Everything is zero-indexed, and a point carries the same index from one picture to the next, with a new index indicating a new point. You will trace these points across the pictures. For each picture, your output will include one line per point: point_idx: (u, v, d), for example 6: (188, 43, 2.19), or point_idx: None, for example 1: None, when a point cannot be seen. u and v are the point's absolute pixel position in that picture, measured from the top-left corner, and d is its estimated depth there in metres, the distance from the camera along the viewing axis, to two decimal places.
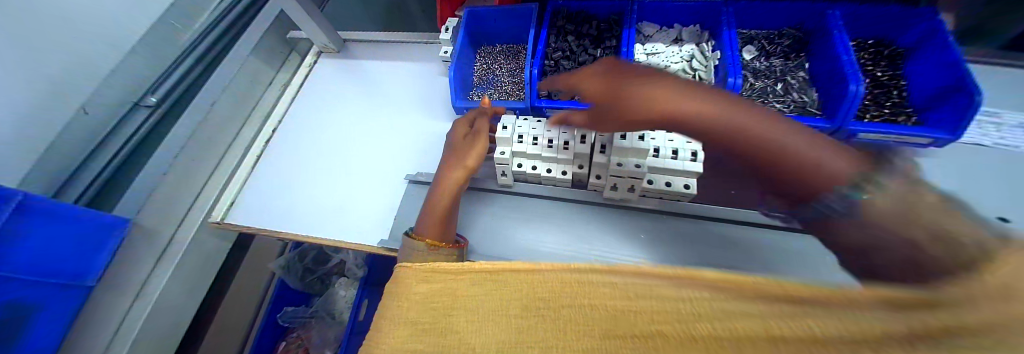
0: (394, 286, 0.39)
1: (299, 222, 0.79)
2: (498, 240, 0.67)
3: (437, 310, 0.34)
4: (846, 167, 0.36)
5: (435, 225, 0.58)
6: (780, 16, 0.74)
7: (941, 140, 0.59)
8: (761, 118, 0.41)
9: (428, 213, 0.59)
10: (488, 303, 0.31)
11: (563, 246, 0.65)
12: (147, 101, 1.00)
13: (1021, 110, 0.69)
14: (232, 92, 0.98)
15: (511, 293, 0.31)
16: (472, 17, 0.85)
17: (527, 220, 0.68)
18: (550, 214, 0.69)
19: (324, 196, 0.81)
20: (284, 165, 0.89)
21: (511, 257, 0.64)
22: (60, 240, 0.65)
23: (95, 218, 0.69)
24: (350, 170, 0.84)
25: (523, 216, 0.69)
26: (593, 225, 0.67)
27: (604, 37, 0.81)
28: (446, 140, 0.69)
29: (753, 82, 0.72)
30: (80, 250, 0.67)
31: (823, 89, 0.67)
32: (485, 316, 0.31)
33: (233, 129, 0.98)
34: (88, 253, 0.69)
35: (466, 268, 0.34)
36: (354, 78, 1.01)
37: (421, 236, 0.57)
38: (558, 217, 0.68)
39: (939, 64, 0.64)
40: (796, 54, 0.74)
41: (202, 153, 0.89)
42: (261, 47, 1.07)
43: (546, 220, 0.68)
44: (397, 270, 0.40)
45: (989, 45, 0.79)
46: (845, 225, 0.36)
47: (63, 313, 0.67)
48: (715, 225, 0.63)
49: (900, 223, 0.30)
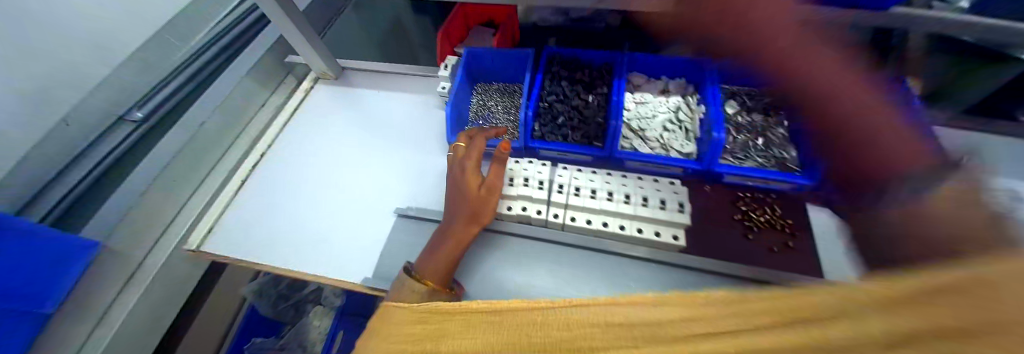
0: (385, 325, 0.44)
1: (278, 253, 0.76)
2: (486, 284, 0.63)
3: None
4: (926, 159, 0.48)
5: (439, 272, 0.57)
6: (759, 75, 0.78)
7: None
8: (894, 122, 0.54)
9: (437, 262, 0.57)
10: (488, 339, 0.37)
11: (551, 292, 0.61)
12: (133, 116, 1.03)
13: None
14: (221, 115, 1.00)
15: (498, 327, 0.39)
16: (470, 55, 0.88)
17: (515, 262, 0.65)
18: (540, 256, 0.65)
19: (308, 227, 0.79)
20: (269, 192, 0.88)
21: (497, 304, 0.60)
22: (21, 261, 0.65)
23: (71, 240, 0.71)
24: (337, 200, 0.82)
25: (511, 257, 0.66)
26: (581, 270, 0.63)
27: (596, 84, 0.83)
28: (454, 185, 0.64)
29: (735, 135, 0.75)
30: (43, 271, 0.67)
31: (801, 146, 0.69)
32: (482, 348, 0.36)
33: (220, 150, 1.00)
34: (54, 273, 0.69)
35: (461, 308, 0.41)
36: (350, 106, 1.02)
37: (415, 281, 0.55)
38: (548, 259, 0.65)
39: None
40: (774, 111, 0.77)
41: (182, 180, 0.91)
42: (257, 72, 1.09)
43: (536, 263, 0.65)
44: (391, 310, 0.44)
45: (950, 108, 0.84)
46: (937, 213, 0.40)
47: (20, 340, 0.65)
48: (711, 278, 0.59)
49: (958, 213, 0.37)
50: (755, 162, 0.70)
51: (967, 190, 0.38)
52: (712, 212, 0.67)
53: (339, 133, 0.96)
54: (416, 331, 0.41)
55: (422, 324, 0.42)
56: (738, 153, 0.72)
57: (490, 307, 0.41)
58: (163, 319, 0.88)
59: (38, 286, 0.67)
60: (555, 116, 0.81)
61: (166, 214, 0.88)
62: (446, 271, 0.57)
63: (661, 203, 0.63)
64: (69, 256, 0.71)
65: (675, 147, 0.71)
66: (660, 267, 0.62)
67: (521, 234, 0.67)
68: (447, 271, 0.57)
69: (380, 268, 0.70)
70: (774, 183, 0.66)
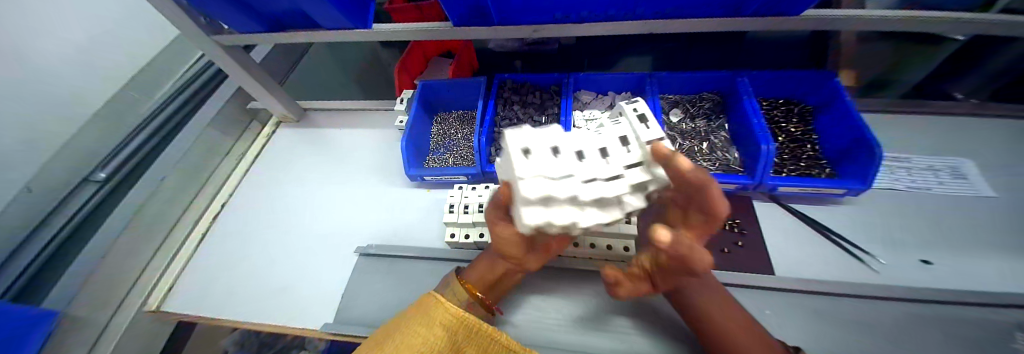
0: (417, 309, 0.48)
1: (241, 306, 0.74)
2: (536, 330, 0.61)
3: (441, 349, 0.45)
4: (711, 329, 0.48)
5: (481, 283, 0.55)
6: (700, 83, 0.81)
7: (854, 189, 0.64)
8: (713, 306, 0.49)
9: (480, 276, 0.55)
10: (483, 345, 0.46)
11: (601, 323, 0.60)
12: (96, 176, 1.00)
13: (901, 151, 0.83)
14: (187, 163, 0.98)
15: (479, 336, 0.46)
16: (425, 88, 0.91)
17: (542, 298, 0.65)
18: (563, 286, 0.66)
19: (272, 274, 0.77)
20: (237, 240, 0.87)
21: (553, 346, 0.58)
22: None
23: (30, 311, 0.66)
24: (300, 244, 0.82)
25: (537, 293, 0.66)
26: (549, 291, 0.66)
27: (547, 105, 0.86)
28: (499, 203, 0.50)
29: (681, 142, 0.77)
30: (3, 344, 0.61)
31: (742, 148, 0.72)
32: (480, 342, 0.46)
33: (181, 204, 0.97)
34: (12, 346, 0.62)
35: (461, 314, 0.46)
36: (318, 145, 1.05)
37: (442, 307, 0.46)
38: (572, 287, 0.66)
39: (842, 121, 0.71)
40: (717, 116, 0.80)
41: (148, 235, 0.88)
42: (217, 122, 1.08)
43: (563, 293, 0.65)
44: (423, 297, 0.49)
45: (866, 103, 0.94)
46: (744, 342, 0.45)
47: None
48: None
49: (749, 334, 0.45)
50: (700, 166, 0.72)
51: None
52: None
53: (306, 176, 0.97)
54: (442, 334, 0.45)
55: (435, 327, 0.45)
56: (684, 159, 0.73)
57: (471, 326, 0.46)
58: None
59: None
60: None
61: (129, 277, 0.83)
62: (490, 282, 0.56)
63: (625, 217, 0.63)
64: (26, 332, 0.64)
65: None
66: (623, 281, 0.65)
67: None
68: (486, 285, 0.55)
69: (345, 312, 0.67)
70: (722, 186, 0.69)
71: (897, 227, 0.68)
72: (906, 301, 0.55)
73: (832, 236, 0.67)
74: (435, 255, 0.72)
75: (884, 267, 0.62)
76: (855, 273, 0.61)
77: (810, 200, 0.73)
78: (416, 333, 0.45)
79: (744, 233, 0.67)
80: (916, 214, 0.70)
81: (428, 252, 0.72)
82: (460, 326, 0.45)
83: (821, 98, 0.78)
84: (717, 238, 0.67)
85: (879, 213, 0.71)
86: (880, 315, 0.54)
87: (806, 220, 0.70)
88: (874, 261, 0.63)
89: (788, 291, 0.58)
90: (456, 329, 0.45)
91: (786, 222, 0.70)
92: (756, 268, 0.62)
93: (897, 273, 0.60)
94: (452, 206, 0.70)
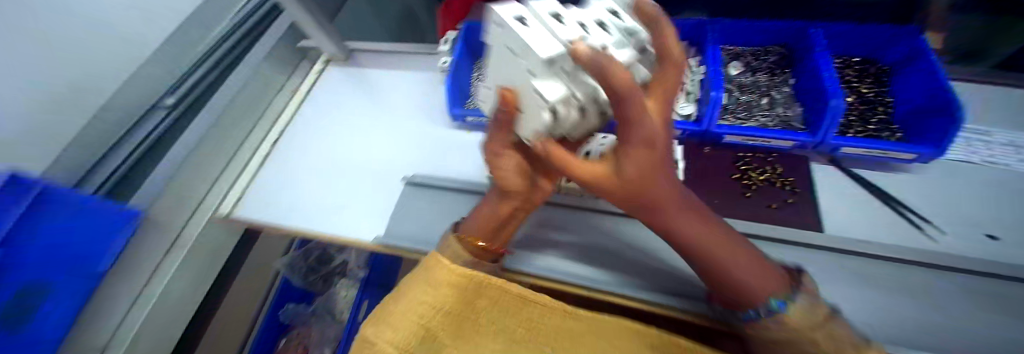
0: (427, 273, 0.47)
1: (298, 220, 0.81)
2: (543, 247, 0.65)
3: (457, 307, 0.45)
4: (740, 271, 0.38)
5: (480, 229, 0.52)
6: (767, 33, 0.75)
7: (925, 155, 0.60)
8: (716, 235, 0.40)
9: (477, 217, 0.53)
10: (503, 299, 0.46)
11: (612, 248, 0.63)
12: (165, 103, 1.06)
13: (991, 125, 0.74)
14: (246, 93, 1.04)
15: (495, 288, 0.46)
16: (470, 28, 0.90)
17: (552, 222, 0.69)
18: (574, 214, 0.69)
19: (327, 195, 0.84)
20: (295, 163, 0.94)
21: (560, 264, 0.62)
22: (81, 232, 0.65)
23: (114, 212, 0.72)
24: (351, 169, 0.88)
25: (547, 215, 0.70)
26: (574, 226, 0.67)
27: None
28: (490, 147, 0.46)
29: (738, 96, 0.74)
30: (94, 237, 0.68)
31: (807, 104, 0.67)
32: (501, 296, 0.46)
33: (243, 132, 1.04)
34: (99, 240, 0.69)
35: (468, 274, 0.45)
36: (361, 86, 1.08)
37: (445, 266, 0.46)
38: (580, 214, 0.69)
39: (922, 82, 0.64)
40: (781, 70, 0.75)
41: (213, 155, 0.95)
42: (271, 58, 1.12)
43: (571, 219, 0.68)
44: (430, 264, 0.48)
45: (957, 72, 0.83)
46: (761, 280, 0.36)
47: (73, 306, 0.66)
48: None
49: (758, 270, 0.37)
50: (757, 122, 0.69)
51: (811, 308, 0.33)
52: (710, 170, 0.69)
53: (352, 112, 1.02)
54: (451, 291, 0.45)
55: (451, 287, 0.45)
56: (740, 112, 0.71)
57: (483, 280, 0.45)
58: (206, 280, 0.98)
59: (86, 250, 0.67)
60: None
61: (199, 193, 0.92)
62: (489, 228, 0.52)
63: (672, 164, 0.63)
64: (113, 227, 0.71)
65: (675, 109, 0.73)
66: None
67: None
68: (486, 228, 0.52)
69: (391, 231, 0.72)
70: (778, 143, 0.66)
71: (968, 201, 0.62)
72: (959, 270, 0.52)
73: (892, 204, 0.63)
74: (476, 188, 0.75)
75: (944, 238, 0.58)
76: (908, 240, 0.58)
77: (872, 165, 0.69)
78: (424, 300, 0.44)
79: (795, 191, 0.65)
80: (998, 192, 0.63)
81: (468, 185, 0.76)
82: (469, 282, 0.45)
83: (903, 57, 0.71)
84: (766, 194, 0.65)
85: (953, 186, 0.64)
86: (927, 281, 0.52)
87: (863, 185, 0.66)
88: (932, 230, 0.59)
89: (833, 250, 0.57)
90: (465, 285, 0.45)
91: (842, 185, 0.66)
92: (803, 225, 0.61)
93: (961, 245, 0.56)
94: None
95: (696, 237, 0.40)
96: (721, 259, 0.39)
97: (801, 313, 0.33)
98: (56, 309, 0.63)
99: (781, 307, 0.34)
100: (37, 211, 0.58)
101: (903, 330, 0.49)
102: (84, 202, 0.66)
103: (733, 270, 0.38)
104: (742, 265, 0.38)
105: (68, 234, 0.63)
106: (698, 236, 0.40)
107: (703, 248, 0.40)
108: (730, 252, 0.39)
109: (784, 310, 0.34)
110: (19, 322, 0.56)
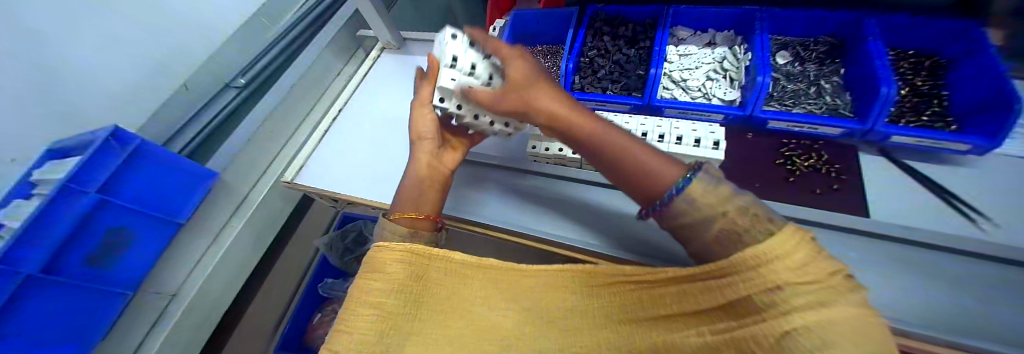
0: (372, 261, 0.49)
1: (353, 186, 0.90)
2: (508, 217, 0.74)
3: (414, 286, 0.48)
4: (664, 172, 0.42)
5: (409, 203, 0.60)
6: (817, 23, 0.75)
7: (980, 147, 0.58)
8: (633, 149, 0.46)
9: (402, 193, 0.61)
10: (452, 275, 0.51)
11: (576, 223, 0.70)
12: (237, 82, 1.19)
13: None
14: (309, 74, 1.15)
15: (442, 262, 0.50)
16: (518, 17, 0.95)
17: (512, 199, 0.77)
18: (532, 193, 0.77)
19: (380, 166, 0.92)
20: (350, 137, 1.04)
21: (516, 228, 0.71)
22: (166, 183, 0.81)
23: (194, 170, 0.87)
24: (402, 144, 0.96)
25: (503, 192, 0.79)
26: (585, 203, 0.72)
27: (639, 39, 0.87)
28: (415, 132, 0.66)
29: (785, 84, 0.74)
30: (175, 189, 0.83)
31: (857, 92, 0.67)
32: (451, 270, 0.51)
33: (304, 109, 1.15)
34: (178, 192, 0.84)
35: (412, 249, 0.49)
36: (411, 72, 1.16)
37: (388, 247, 0.50)
38: (536, 192, 0.77)
39: (982, 73, 0.63)
40: (831, 61, 0.74)
41: (279, 127, 1.07)
42: (332, 45, 1.23)
43: (526, 197, 0.77)
44: (376, 250, 0.50)
45: None
46: (672, 175, 0.42)
47: (157, 243, 0.81)
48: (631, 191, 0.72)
49: (660, 166, 0.43)
50: (803, 109, 0.70)
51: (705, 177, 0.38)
52: (750, 156, 0.71)
53: (402, 94, 1.10)
54: (403, 269, 0.48)
55: (402, 263, 0.48)
56: (785, 100, 0.72)
57: (434, 254, 0.50)
58: (262, 240, 1.09)
59: (170, 198, 0.83)
60: (595, 70, 0.86)
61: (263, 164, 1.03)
62: (419, 195, 0.61)
63: (714, 144, 0.64)
64: (193, 182, 0.87)
65: (717, 95, 0.74)
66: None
67: (556, 174, 0.77)
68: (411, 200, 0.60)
69: None
70: (824, 130, 0.66)
71: None
72: (1005, 262, 0.51)
73: (945, 196, 0.61)
74: (520, 164, 0.81)
75: (997, 230, 0.55)
76: (957, 231, 0.56)
77: (927, 157, 0.67)
78: (382, 284, 0.47)
79: (840, 178, 0.65)
80: None
81: (511, 160, 0.81)
82: (415, 255, 0.49)
83: (961, 48, 0.69)
84: (808, 179, 0.66)
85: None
86: (968, 271, 0.51)
87: (915, 177, 0.64)
88: (983, 221, 0.57)
89: (876, 236, 0.57)
90: (412, 259, 0.48)
91: (892, 176, 0.65)
92: (847, 210, 0.61)
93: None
94: None
95: (620, 168, 0.47)
96: (647, 173, 0.44)
97: (697, 182, 0.38)
98: (145, 242, 0.79)
99: (690, 185, 0.39)
100: (129, 161, 0.74)
101: (942, 318, 0.48)
102: (170, 159, 0.82)
103: (652, 174, 0.43)
104: (653, 163, 0.44)
105: (154, 183, 0.79)
106: (620, 164, 0.46)
107: (629, 171, 0.45)
108: (647, 157, 0.45)
109: (688, 184, 0.39)
110: (116, 245, 0.73)
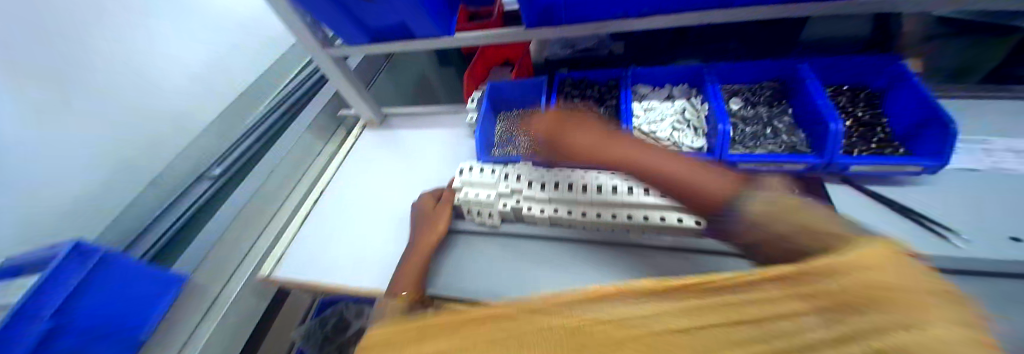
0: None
1: (337, 273, 0.86)
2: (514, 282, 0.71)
3: None
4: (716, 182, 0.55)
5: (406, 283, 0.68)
6: (759, 72, 0.85)
7: (931, 167, 0.64)
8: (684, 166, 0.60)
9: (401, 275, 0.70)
10: None
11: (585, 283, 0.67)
12: (211, 173, 1.21)
13: (996, 134, 0.76)
14: (290, 158, 1.15)
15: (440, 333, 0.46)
16: (493, 89, 1.02)
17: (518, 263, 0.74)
18: (537, 253, 0.75)
19: (365, 248, 0.89)
20: (335, 218, 1.02)
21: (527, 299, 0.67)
22: (126, 295, 0.73)
23: (159, 275, 0.80)
24: (387, 221, 0.94)
25: (506, 254, 0.76)
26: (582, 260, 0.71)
27: (606, 98, 0.95)
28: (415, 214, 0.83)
29: (744, 127, 0.81)
30: (137, 300, 0.75)
31: (809, 129, 0.74)
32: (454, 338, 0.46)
33: (285, 193, 1.13)
34: (141, 302, 0.76)
35: (397, 328, 0.44)
36: (392, 148, 1.19)
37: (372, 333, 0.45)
38: (539, 252, 0.75)
39: (912, 102, 0.71)
40: (778, 102, 0.83)
41: (257, 216, 1.03)
42: (313, 126, 1.25)
43: (530, 258, 0.74)
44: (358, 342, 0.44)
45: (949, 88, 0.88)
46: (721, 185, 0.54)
47: None
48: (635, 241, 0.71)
49: (710, 180, 0.56)
50: (766, 149, 0.76)
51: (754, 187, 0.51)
52: None
53: (385, 170, 1.11)
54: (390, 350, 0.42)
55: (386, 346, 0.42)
56: (749, 142, 0.78)
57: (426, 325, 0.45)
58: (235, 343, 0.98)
59: (131, 311, 0.74)
60: None
61: (236, 257, 0.96)
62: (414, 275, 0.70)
63: None
64: (158, 288, 0.79)
65: (686, 143, 0.80)
66: (655, 249, 0.69)
67: (548, 234, 0.76)
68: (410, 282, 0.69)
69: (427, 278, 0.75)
70: (790, 167, 0.71)
71: (992, 207, 0.63)
72: (985, 277, 0.53)
73: (912, 216, 0.65)
74: (511, 229, 0.80)
75: (969, 245, 0.58)
76: (937, 250, 0.58)
77: (884, 181, 0.72)
78: None
79: None
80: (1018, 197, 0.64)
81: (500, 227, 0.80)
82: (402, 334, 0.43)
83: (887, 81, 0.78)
84: None
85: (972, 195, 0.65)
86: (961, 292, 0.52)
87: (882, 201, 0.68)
88: (956, 238, 0.59)
89: None
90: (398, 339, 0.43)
91: (861, 202, 0.69)
92: None
93: (993, 251, 0.56)
94: (530, 184, 0.78)
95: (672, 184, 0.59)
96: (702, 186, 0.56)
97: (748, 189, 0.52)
98: None
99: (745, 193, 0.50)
100: (89, 277, 0.67)
101: None
102: (132, 266, 0.75)
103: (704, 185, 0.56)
104: (694, 175, 0.57)
105: (114, 297, 0.71)
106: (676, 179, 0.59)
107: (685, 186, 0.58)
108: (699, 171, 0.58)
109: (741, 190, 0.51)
110: None
